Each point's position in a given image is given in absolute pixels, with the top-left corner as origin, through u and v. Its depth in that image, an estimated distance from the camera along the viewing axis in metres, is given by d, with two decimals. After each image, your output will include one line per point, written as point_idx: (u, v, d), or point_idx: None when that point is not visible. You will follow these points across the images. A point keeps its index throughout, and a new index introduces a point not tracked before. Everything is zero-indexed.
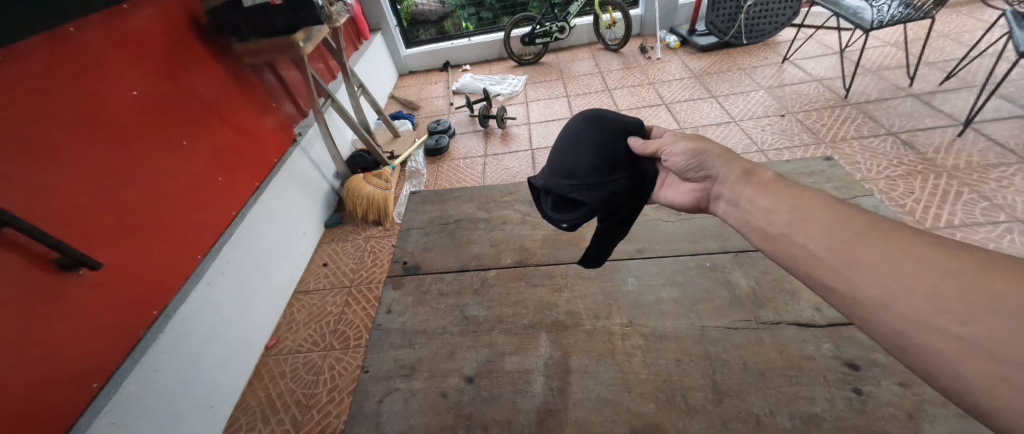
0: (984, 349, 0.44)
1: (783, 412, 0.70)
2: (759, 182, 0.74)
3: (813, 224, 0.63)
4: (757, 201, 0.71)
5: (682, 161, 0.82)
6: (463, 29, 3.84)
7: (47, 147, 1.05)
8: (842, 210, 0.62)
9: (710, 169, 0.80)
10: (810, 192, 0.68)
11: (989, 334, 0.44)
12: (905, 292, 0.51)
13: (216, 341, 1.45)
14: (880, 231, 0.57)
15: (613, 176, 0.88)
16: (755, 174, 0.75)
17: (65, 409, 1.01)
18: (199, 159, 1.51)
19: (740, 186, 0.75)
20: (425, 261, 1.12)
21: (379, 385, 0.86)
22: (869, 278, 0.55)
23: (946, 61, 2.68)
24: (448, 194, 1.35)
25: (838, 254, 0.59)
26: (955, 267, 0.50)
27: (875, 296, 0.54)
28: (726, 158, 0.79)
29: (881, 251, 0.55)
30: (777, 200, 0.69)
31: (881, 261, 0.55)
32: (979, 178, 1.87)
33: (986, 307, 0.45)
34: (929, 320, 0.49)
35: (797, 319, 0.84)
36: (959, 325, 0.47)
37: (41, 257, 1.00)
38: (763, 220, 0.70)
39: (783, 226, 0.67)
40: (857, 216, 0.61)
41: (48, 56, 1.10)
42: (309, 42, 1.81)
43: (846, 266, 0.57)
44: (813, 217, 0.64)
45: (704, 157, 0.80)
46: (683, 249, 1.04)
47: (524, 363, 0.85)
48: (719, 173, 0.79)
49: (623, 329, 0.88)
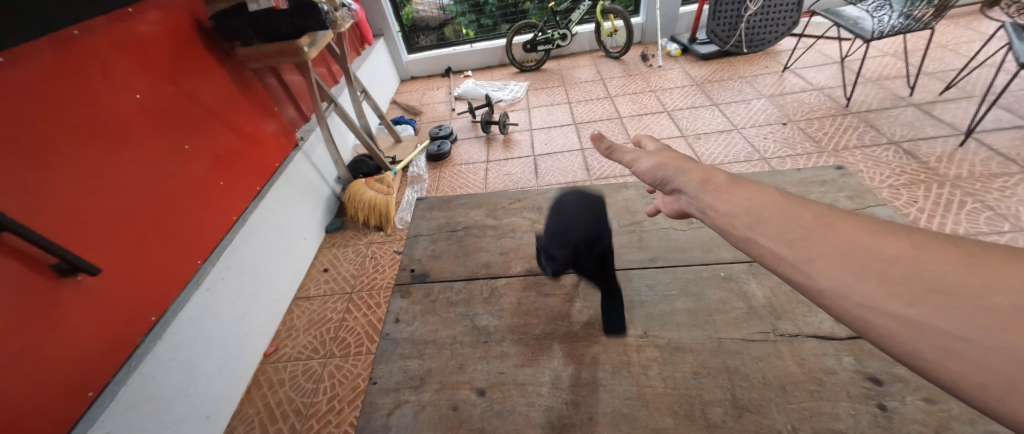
0: (945, 335, 0.40)
1: (807, 429, 0.64)
2: (716, 187, 0.63)
3: (765, 222, 0.55)
4: (716, 208, 0.61)
5: (649, 174, 0.74)
6: (464, 36, 3.85)
7: (48, 150, 1.03)
8: (786, 201, 0.56)
9: (672, 182, 0.70)
10: (762, 189, 0.60)
11: (939, 316, 0.41)
12: (858, 279, 0.45)
13: (213, 348, 1.42)
14: (826, 223, 0.51)
15: (576, 228, 0.85)
16: (712, 180, 0.65)
17: (60, 417, 0.98)
18: (203, 164, 1.50)
19: (698, 195, 0.65)
20: (434, 268, 1.04)
21: (389, 398, 0.78)
22: (823, 270, 0.48)
23: (946, 71, 2.70)
24: (455, 201, 1.26)
25: (794, 249, 0.51)
26: (897, 250, 0.45)
27: (832, 288, 0.47)
28: (683, 167, 0.69)
29: (827, 243, 0.49)
30: (733, 199, 0.60)
31: (831, 249, 0.49)
32: (981, 188, 1.87)
33: (930, 290, 0.42)
34: (881, 305, 0.44)
35: (816, 331, 0.77)
36: (908, 308, 0.42)
37: (40, 263, 0.97)
38: (723, 223, 0.59)
39: (741, 226, 0.57)
40: (800, 207, 0.54)
41: (52, 58, 1.08)
42: (314, 47, 1.78)
43: (803, 260, 0.50)
44: (763, 211, 0.56)
45: (665, 170, 0.71)
46: (694, 259, 0.95)
47: (537, 376, 0.77)
48: (679, 185, 0.69)
49: (638, 341, 0.80)
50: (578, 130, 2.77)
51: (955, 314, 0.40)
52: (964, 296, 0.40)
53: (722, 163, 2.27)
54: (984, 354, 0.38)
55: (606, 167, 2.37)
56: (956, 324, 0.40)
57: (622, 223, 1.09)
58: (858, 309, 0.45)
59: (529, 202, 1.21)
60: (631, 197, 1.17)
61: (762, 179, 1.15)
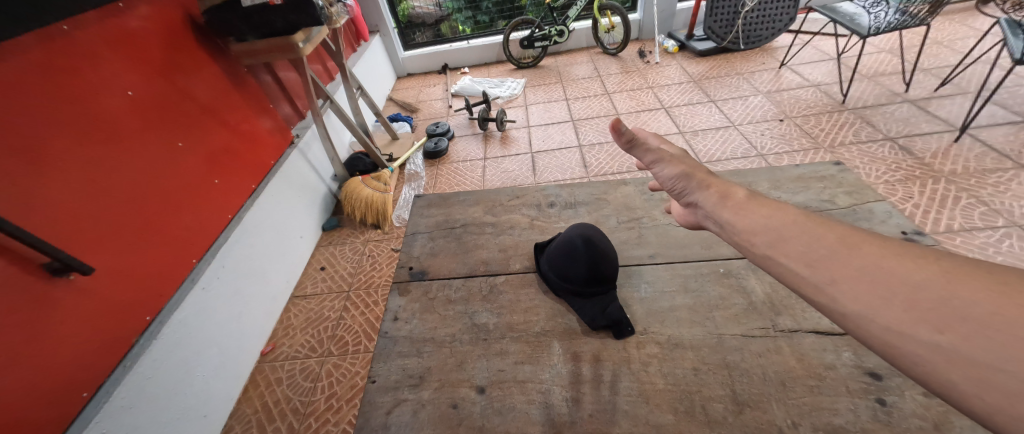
0: (972, 360, 0.42)
1: (807, 424, 0.64)
2: (736, 205, 0.70)
3: (787, 242, 0.60)
4: (735, 225, 0.67)
5: (668, 181, 0.78)
6: (460, 32, 3.82)
7: (38, 148, 1.01)
8: (813, 226, 0.60)
9: (690, 196, 0.76)
10: (784, 208, 0.66)
11: (967, 342, 0.43)
12: (885, 305, 0.48)
13: (209, 347, 1.41)
14: (851, 246, 0.55)
15: (568, 246, 0.87)
16: (731, 196, 0.71)
17: (53, 418, 0.97)
18: (197, 161, 1.48)
19: (717, 210, 0.72)
20: (432, 266, 1.02)
21: (387, 396, 0.76)
22: (849, 294, 0.51)
23: (941, 67, 2.71)
24: (453, 197, 1.25)
25: (818, 271, 0.55)
26: (925, 277, 0.48)
27: (858, 311, 0.50)
28: (704, 182, 0.75)
29: (852, 266, 0.53)
30: (754, 221, 0.65)
31: (857, 274, 0.52)
32: (976, 183, 1.88)
33: (959, 317, 0.44)
34: (908, 330, 0.47)
35: (816, 326, 0.76)
36: (938, 334, 0.45)
37: (30, 263, 0.96)
38: (745, 241, 0.65)
39: (765, 247, 0.62)
40: (827, 231, 0.58)
41: (41, 55, 1.06)
42: (309, 43, 1.77)
43: (826, 283, 0.54)
44: (788, 235, 0.61)
45: (686, 182, 0.76)
46: (694, 255, 0.95)
47: (538, 373, 0.76)
48: (699, 199, 0.74)
49: (639, 337, 0.79)
50: (575, 127, 2.76)
51: (985, 343, 0.42)
52: (995, 324, 0.42)
53: (720, 160, 2.27)
54: (1009, 378, 0.40)
55: (603, 164, 2.37)
56: (985, 351, 0.42)
57: (621, 220, 1.08)
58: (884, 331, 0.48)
59: (528, 199, 1.20)
60: (630, 193, 1.16)
61: (761, 175, 1.14)
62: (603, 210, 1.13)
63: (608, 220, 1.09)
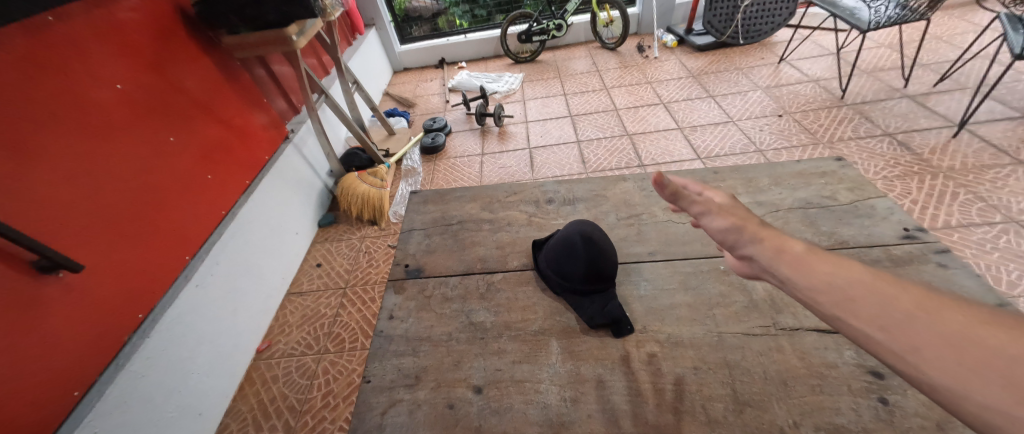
0: None
1: (809, 424, 0.62)
2: (798, 259, 0.60)
3: (858, 304, 0.53)
4: (797, 283, 0.58)
5: (718, 233, 0.69)
6: (458, 26, 3.79)
7: (25, 143, 0.99)
8: (886, 285, 0.54)
9: (744, 248, 0.66)
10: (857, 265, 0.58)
11: None
12: (976, 379, 0.42)
13: (204, 344, 1.39)
14: (930, 310, 0.49)
15: (567, 243, 0.86)
16: (790, 250, 0.62)
17: (45, 417, 0.95)
18: (189, 156, 1.45)
19: (775, 265, 0.62)
20: (428, 263, 1.00)
21: (381, 396, 0.74)
22: (930, 363, 0.46)
23: (940, 63, 2.70)
24: (450, 194, 1.23)
25: (893, 337, 0.49)
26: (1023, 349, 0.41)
27: (943, 383, 0.44)
28: (759, 237, 0.65)
29: (933, 332, 0.47)
30: (819, 277, 0.58)
31: (936, 340, 0.46)
32: (974, 179, 1.88)
33: None
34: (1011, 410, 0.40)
35: (817, 325, 0.75)
36: None
37: (18, 260, 0.94)
38: (810, 300, 0.57)
39: (829, 306, 0.56)
40: (903, 290, 0.52)
41: (27, 46, 1.03)
42: (303, 36, 1.73)
43: (906, 350, 0.48)
44: (855, 292, 0.55)
45: (737, 233, 0.67)
46: (694, 251, 0.93)
47: (535, 372, 0.74)
48: (754, 252, 0.64)
49: (638, 336, 0.78)
50: (574, 122, 2.74)
51: None
52: None
53: (719, 155, 2.26)
54: None
55: (601, 160, 2.35)
56: None
57: (620, 216, 1.07)
58: (944, 391, 0.45)
59: (526, 195, 1.18)
60: (629, 189, 1.15)
61: (761, 171, 1.13)
62: (601, 206, 1.11)
63: (607, 216, 1.08)
